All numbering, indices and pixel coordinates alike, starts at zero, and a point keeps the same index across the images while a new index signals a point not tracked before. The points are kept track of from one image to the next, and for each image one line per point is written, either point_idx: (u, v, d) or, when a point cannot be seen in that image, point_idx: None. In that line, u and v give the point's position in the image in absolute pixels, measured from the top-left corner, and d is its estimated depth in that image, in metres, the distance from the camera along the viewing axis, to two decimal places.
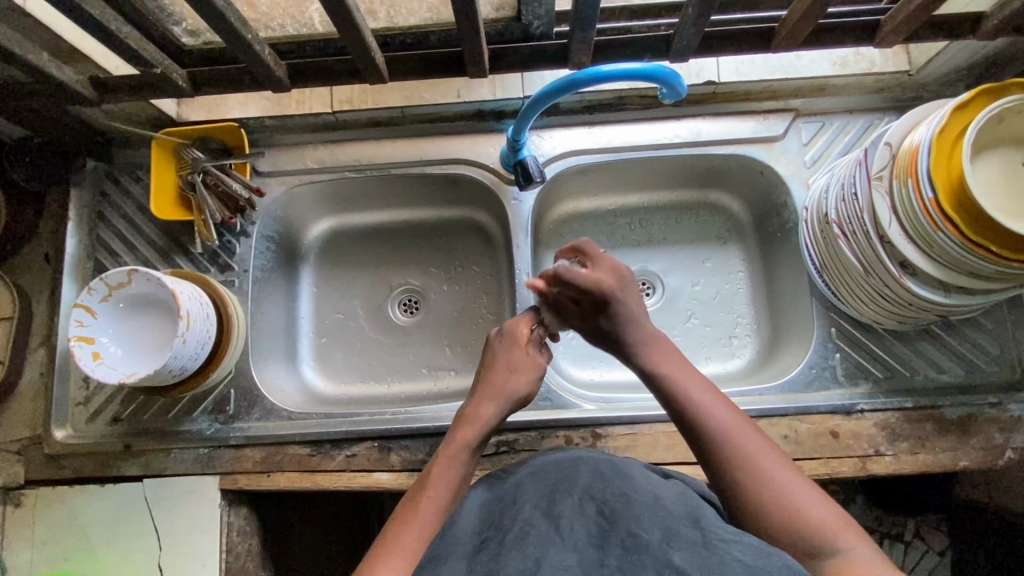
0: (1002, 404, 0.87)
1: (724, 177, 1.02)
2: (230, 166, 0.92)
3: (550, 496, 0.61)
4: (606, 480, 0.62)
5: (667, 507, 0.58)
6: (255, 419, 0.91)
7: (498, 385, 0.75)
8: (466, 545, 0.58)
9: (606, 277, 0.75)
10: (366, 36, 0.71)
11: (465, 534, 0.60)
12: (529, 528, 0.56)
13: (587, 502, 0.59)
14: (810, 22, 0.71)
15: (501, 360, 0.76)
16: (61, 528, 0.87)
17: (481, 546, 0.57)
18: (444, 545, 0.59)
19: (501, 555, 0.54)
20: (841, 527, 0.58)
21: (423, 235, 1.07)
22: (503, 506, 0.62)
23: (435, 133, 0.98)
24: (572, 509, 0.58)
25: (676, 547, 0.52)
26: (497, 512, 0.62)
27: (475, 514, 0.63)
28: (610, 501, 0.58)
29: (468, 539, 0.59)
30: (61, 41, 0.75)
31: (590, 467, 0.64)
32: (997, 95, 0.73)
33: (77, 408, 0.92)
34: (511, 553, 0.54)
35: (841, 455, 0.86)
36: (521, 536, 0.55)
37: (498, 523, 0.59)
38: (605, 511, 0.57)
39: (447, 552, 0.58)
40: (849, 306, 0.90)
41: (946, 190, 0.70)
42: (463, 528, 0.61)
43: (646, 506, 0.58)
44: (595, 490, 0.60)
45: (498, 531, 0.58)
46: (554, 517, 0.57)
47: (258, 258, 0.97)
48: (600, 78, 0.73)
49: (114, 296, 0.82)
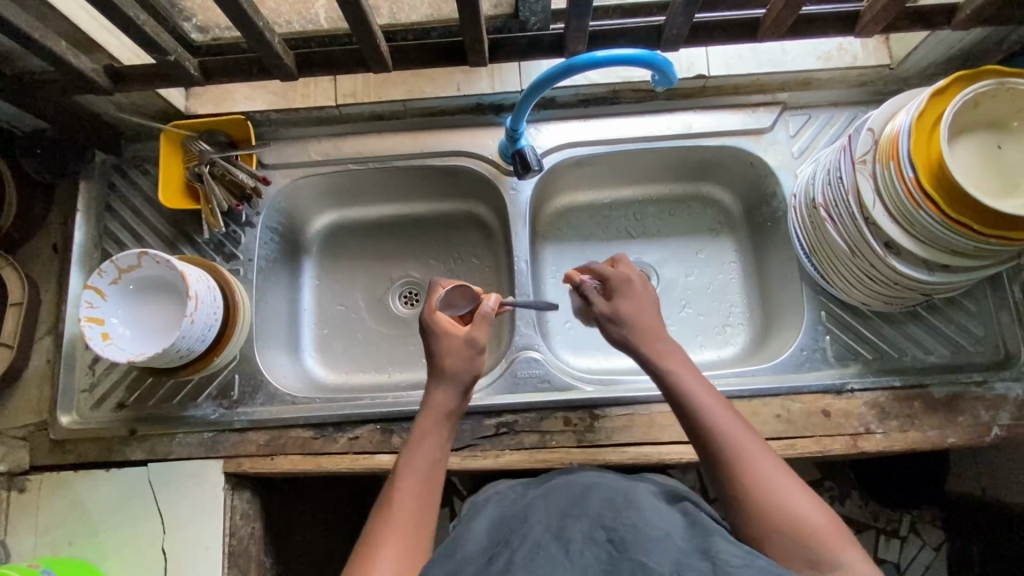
0: (988, 383, 0.90)
1: (715, 170, 1.06)
2: (235, 157, 0.95)
3: (560, 521, 0.63)
4: (616, 510, 0.64)
5: (675, 540, 0.59)
6: (259, 404, 0.93)
7: (449, 372, 0.74)
8: (475, 560, 0.61)
9: (634, 273, 0.82)
10: (372, 25, 0.74)
11: (476, 554, 0.62)
12: (540, 550, 0.59)
13: (597, 528, 0.61)
14: (793, 10, 0.75)
15: (455, 345, 0.75)
16: (67, 511, 0.88)
17: (493, 562, 0.60)
18: (453, 559, 0.62)
19: (509, 570, 0.57)
20: (839, 541, 0.58)
21: (424, 228, 1.10)
22: (516, 528, 0.65)
23: (435, 126, 1.01)
24: (583, 534, 0.61)
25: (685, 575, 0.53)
26: (510, 533, 0.65)
27: (485, 536, 0.66)
28: (620, 527, 0.60)
29: (478, 557, 0.62)
30: (77, 31, 0.77)
31: (601, 496, 0.67)
32: (972, 81, 0.77)
33: (83, 395, 0.93)
34: (520, 570, 0.57)
35: (833, 433, 0.88)
36: (531, 556, 0.58)
37: (510, 543, 0.62)
38: (615, 537, 0.59)
39: (458, 567, 0.60)
40: (838, 290, 0.93)
41: (926, 170, 0.73)
42: (473, 548, 0.63)
43: (656, 536, 0.59)
44: (606, 518, 0.62)
45: (507, 549, 0.61)
46: (564, 540, 0.60)
47: (262, 248, 0.99)
48: (595, 64, 0.75)
49: (124, 279, 0.84)
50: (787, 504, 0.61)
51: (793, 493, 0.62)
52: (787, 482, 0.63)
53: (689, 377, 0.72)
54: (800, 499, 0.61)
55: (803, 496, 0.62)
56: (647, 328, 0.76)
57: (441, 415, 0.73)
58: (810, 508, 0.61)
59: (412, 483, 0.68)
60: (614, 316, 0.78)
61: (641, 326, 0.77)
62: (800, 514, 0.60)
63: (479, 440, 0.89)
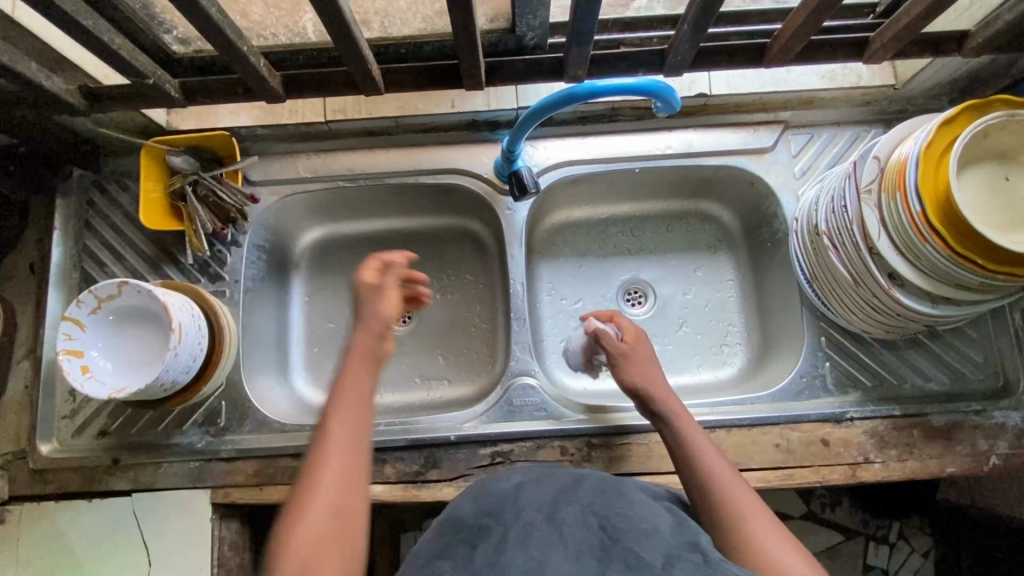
0: (986, 411, 0.89)
1: (715, 188, 1.04)
2: (221, 174, 0.92)
3: (552, 503, 0.62)
4: (608, 499, 0.62)
5: (667, 533, 0.58)
6: (247, 432, 0.90)
7: (366, 312, 0.72)
8: (465, 537, 0.60)
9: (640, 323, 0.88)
10: (361, 47, 0.71)
11: (463, 530, 0.61)
12: (531, 531, 0.58)
13: (589, 514, 0.60)
14: (802, 38, 0.72)
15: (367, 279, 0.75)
16: (48, 544, 0.85)
17: (479, 539, 0.59)
18: (441, 538, 0.61)
19: (502, 552, 0.55)
20: None
21: (416, 244, 1.07)
22: (503, 505, 0.63)
23: (428, 142, 0.97)
24: (575, 518, 0.59)
25: (678, 565, 0.53)
26: (495, 509, 0.63)
27: (474, 511, 0.64)
28: (612, 517, 0.59)
29: (465, 533, 0.61)
30: (49, 50, 0.73)
31: (592, 482, 0.65)
32: (982, 110, 0.75)
33: (63, 422, 0.90)
34: (514, 553, 0.55)
35: (832, 463, 0.87)
36: (523, 538, 0.57)
37: (497, 521, 0.61)
38: (607, 526, 0.58)
39: (444, 547, 0.59)
40: (838, 316, 0.91)
41: (933, 203, 0.71)
42: (460, 523, 0.63)
43: (649, 528, 0.58)
44: (597, 506, 0.61)
45: (498, 526, 0.60)
46: (556, 524, 0.58)
47: (249, 268, 0.96)
48: (598, 93, 0.73)
49: (103, 308, 0.80)
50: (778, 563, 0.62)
51: (776, 543, 0.63)
52: (773, 533, 0.64)
53: (688, 428, 0.76)
54: (789, 558, 0.62)
55: (790, 551, 0.63)
56: (658, 378, 0.81)
57: (370, 356, 0.71)
58: (799, 567, 0.61)
59: (341, 442, 0.64)
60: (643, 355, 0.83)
61: (652, 374, 0.81)
62: (788, 572, 0.61)
63: (474, 469, 0.87)
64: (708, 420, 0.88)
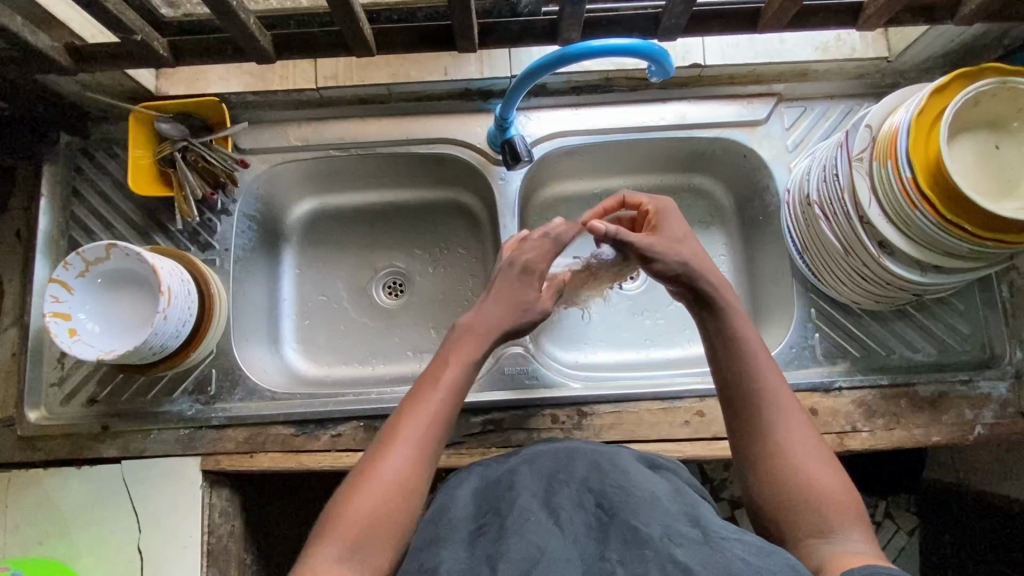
0: (973, 382, 0.90)
1: (708, 161, 1.04)
2: (211, 140, 0.90)
3: (548, 487, 0.62)
4: (604, 472, 0.62)
5: (664, 502, 0.58)
6: (237, 400, 0.90)
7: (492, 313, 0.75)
8: (463, 528, 0.59)
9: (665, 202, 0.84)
10: (353, 5, 0.70)
11: (460, 516, 0.60)
12: (529, 515, 0.57)
13: (585, 494, 0.60)
14: (796, 2, 0.72)
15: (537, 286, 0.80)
16: (35, 511, 0.85)
17: (481, 529, 0.58)
18: (441, 522, 0.59)
19: (501, 541, 0.55)
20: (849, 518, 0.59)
21: (409, 216, 1.06)
22: (501, 490, 0.63)
23: (421, 112, 0.97)
24: (571, 500, 0.59)
25: (677, 542, 0.52)
26: (494, 494, 0.63)
27: (470, 498, 0.63)
28: (608, 492, 0.59)
29: (464, 524, 0.59)
30: (35, 6, 0.72)
31: (586, 458, 0.65)
32: (973, 78, 0.76)
33: (52, 389, 0.89)
34: (512, 539, 0.55)
35: (820, 431, 0.88)
36: (521, 521, 0.56)
37: (499, 509, 0.60)
38: (604, 503, 0.58)
39: (444, 534, 0.58)
40: (829, 288, 0.92)
41: (923, 170, 0.72)
42: (457, 511, 0.61)
43: (645, 500, 0.58)
44: (593, 482, 0.61)
45: (496, 517, 0.59)
46: (553, 508, 0.58)
47: (240, 237, 0.95)
48: (589, 55, 0.72)
49: (91, 272, 0.80)
50: (805, 474, 0.62)
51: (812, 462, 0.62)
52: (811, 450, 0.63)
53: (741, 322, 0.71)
54: (818, 470, 0.62)
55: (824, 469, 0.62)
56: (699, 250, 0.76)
57: (477, 347, 0.72)
58: (827, 476, 0.61)
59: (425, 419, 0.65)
60: (671, 239, 0.77)
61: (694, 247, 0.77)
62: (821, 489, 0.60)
63: (465, 437, 0.87)
64: (700, 390, 0.89)
